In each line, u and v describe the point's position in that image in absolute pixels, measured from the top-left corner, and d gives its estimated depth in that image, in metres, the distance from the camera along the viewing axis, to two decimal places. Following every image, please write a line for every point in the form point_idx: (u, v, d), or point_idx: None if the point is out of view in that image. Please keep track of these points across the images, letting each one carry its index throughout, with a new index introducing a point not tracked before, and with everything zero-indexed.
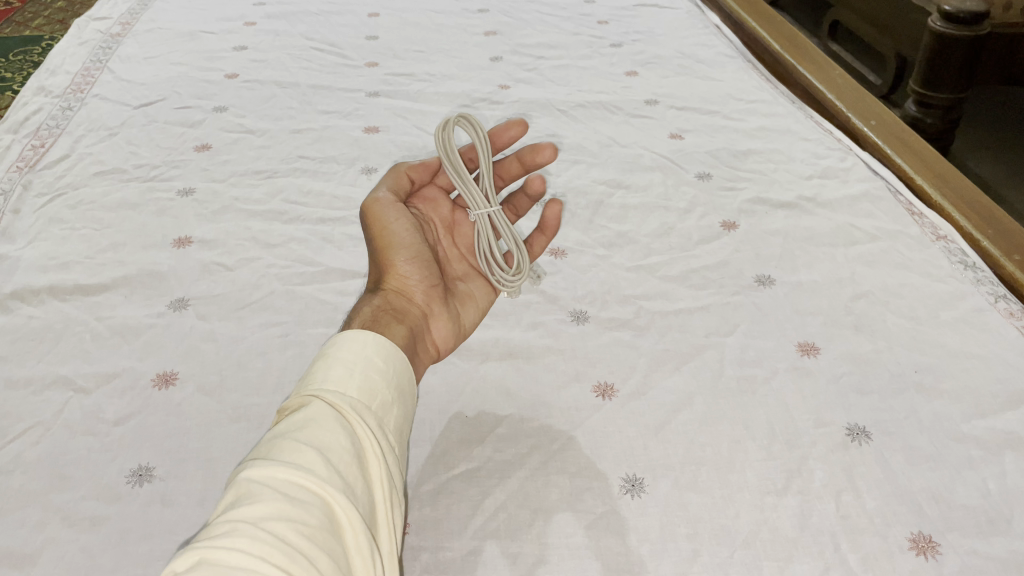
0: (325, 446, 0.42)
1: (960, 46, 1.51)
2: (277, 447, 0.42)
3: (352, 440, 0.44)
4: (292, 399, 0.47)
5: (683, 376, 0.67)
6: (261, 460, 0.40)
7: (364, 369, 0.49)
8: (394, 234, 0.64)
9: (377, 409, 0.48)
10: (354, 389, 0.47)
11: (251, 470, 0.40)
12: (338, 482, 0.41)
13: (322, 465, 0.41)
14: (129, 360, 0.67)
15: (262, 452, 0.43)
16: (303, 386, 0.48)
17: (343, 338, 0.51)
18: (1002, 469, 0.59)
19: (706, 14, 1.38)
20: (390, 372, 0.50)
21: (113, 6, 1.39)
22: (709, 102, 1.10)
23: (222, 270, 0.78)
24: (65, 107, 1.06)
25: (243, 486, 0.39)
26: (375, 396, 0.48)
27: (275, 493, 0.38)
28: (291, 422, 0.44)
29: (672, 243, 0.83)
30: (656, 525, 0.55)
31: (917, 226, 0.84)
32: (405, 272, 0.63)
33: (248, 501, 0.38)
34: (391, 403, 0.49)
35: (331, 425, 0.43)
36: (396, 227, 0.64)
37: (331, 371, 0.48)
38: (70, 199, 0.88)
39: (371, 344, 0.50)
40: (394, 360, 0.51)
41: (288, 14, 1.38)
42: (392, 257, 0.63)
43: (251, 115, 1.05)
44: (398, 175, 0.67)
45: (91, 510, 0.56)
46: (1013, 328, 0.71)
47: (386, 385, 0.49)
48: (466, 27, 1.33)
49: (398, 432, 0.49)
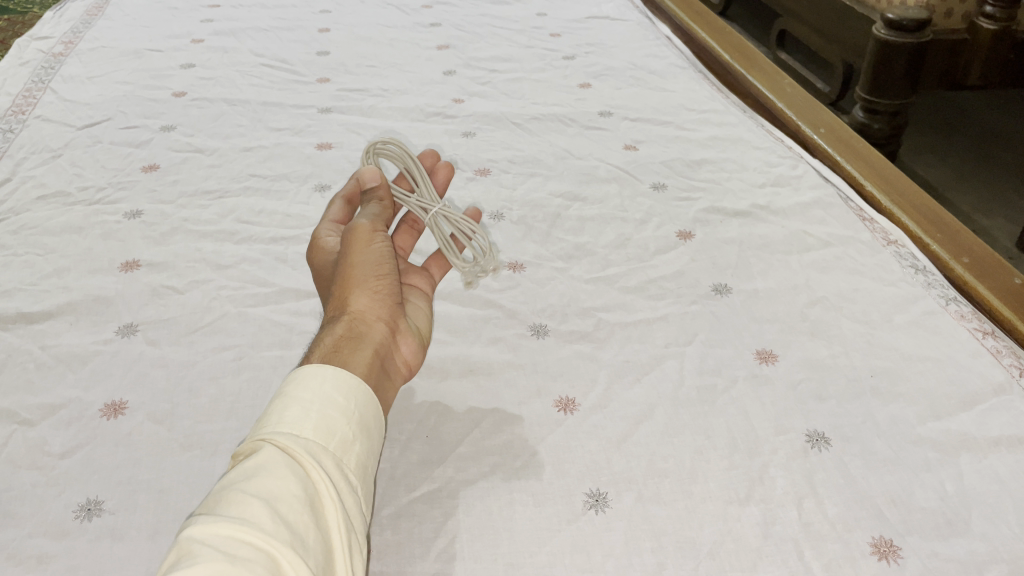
0: (273, 496, 0.41)
1: (903, 54, 1.55)
2: (223, 500, 0.40)
3: (304, 487, 0.42)
4: (245, 444, 0.45)
5: (643, 387, 0.67)
6: (203, 517, 0.39)
7: (322, 407, 0.47)
8: (369, 256, 0.60)
9: (336, 449, 0.46)
10: (311, 429, 0.46)
11: (192, 528, 0.38)
12: (284, 536, 0.39)
13: (268, 517, 0.40)
14: (75, 390, 0.65)
15: (210, 504, 0.41)
16: (257, 428, 0.47)
17: (302, 376, 0.49)
18: (959, 471, 0.59)
19: (656, 25, 1.39)
20: (350, 407, 0.49)
21: (56, 24, 1.36)
22: (662, 113, 1.11)
23: (172, 294, 0.76)
24: (6, 129, 1.03)
25: (184, 545, 0.38)
26: (333, 435, 0.47)
27: (215, 552, 0.37)
28: (241, 470, 0.43)
29: (630, 254, 0.83)
30: (621, 540, 0.55)
31: (869, 232, 0.86)
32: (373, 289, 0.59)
33: (188, 560, 0.36)
34: (352, 441, 0.48)
35: (282, 472, 0.42)
36: (375, 248, 0.61)
37: (286, 413, 0.46)
38: (12, 224, 0.85)
39: (329, 378, 0.49)
40: (354, 392, 0.50)
41: (237, 30, 1.36)
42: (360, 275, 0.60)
43: (201, 133, 1.04)
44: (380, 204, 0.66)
45: (37, 548, 0.54)
46: (965, 330, 0.72)
47: (346, 421, 0.48)
48: (418, 41, 1.33)
49: (360, 471, 0.47)
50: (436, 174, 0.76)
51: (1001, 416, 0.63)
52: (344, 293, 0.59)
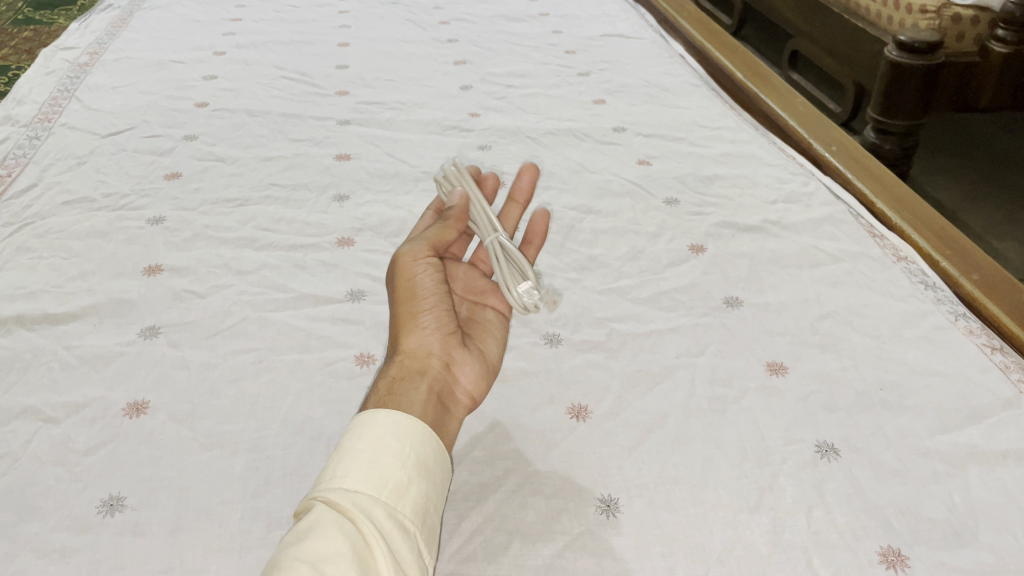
0: (320, 557, 0.42)
1: (915, 74, 1.56)
2: (274, 566, 0.42)
3: (352, 544, 0.43)
4: (303, 503, 0.47)
5: (655, 396, 0.68)
6: None
7: (375, 456, 0.49)
8: (423, 287, 0.61)
9: (389, 497, 0.47)
10: (362, 481, 0.47)
11: None
12: None
13: None
14: (99, 389, 0.67)
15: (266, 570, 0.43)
16: (316, 484, 0.48)
17: (356, 426, 0.51)
18: (967, 483, 0.60)
19: (670, 44, 1.41)
20: (405, 449, 0.50)
21: (81, 36, 1.39)
22: (676, 129, 1.12)
23: (193, 298, 0.77)
24: (32, 137, 1.05)
25: None
26: (386, 482, 0.48)
27: None
28: (294, 533, 0.44)
29: (642, 266, 0.85)
30: (632, 545, 0.56)
31: (879, 248, 0.87)
32: (420, 330, 0.59)
33: None
34: (407, 484, 0.48)
35: (330, 531, 0.43)
36: (419, 282, 0.61)
37: (340, 466, 0.48)
38: (37, 228, 0.87)
39: (382, 422, 0.51)
40: (410, 434, 0.51)
41: (258, 43, 1.39)
42: (406, 318, 0.60)
43: (222, 143, 1.06)
44: (444, 225, 0.65)
45: (61, 542, 0.55)
46: (974, 346, 0.73)
47: (400, 465, 0.49)
48: (436, 57, 1.35)
49: (418, 513, 0.48)
50: (484, 183, 0.75)
51: (1009, 430, 0.64)
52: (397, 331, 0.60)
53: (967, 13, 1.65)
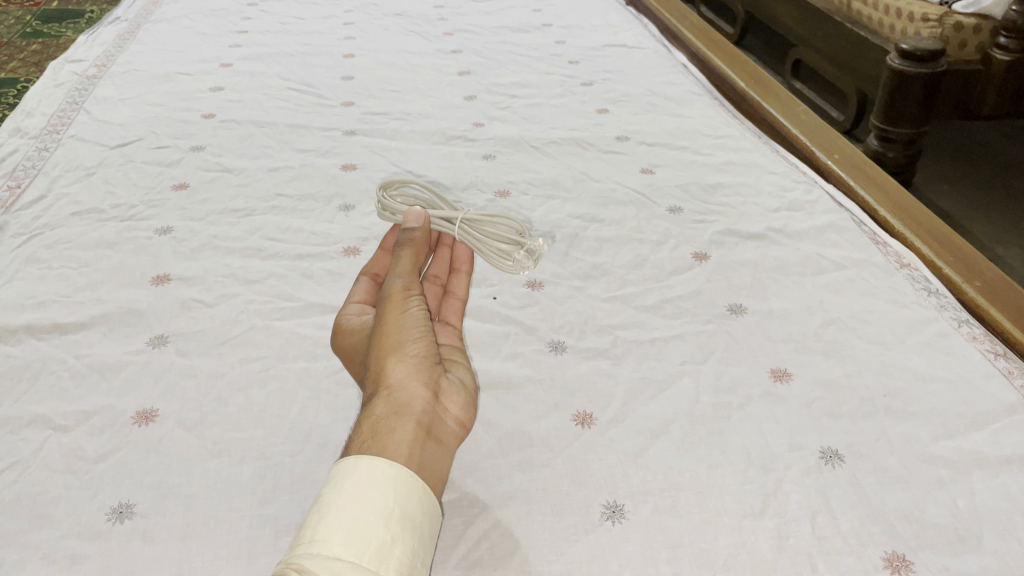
0: None
1: (919, 83, 1.57)
2: None
3: None
4: (280, 568, 0.45)
5: (660, 403, 0.68)
6: None
7: (356, 514, 0.46)
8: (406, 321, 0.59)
9: (371, 560, 0.45)
10: (342, 545, 0.45)
11: None
12: None
13: None
14: (108, 398, 0.67)
15: None
16: (294, 546, 0.46)
17: (337, 480, 0.49)
18: (971, 489, 0.60)
19: (673, 54, 1.42)
20: (388, 506, 0.48)
21: (89, 48, 1.40)
22: (679, 138, 1.13)
23: (201, 307, 0.78)
24: (41, 149, 1.06)
25: None
26: (368, 543, 0.45)
27: None
28: None
29: (647, 274, 0.85)
30: (637, 551, 0.56)
31: (882, 255, 0.87)
32: (407, 362, 0.57)
33: None
34: (390, 543, 0.46)
35: None
36: (411, 319, 0.60)
37: (319, 526, 0.46)
38: (47, 239, 0.88)
39: (363, 476, 0.49)
40: (393, 489, 0.49)
41: (264, 55, 1.40)
42: (392, 352, 0.57)
43: (229, 154, 1.07)
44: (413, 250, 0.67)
45: (71, 549, 0.55)
46: (978, 352, 0.73)
47: (382, 524, 0.47)
48: (440, 67, 1.36)
49: (402, 574, 0.46)
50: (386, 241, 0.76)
51: (1013, 435, 0.64)
52: (382, 365, 0.57)
53: (969, 21, 1.63)
